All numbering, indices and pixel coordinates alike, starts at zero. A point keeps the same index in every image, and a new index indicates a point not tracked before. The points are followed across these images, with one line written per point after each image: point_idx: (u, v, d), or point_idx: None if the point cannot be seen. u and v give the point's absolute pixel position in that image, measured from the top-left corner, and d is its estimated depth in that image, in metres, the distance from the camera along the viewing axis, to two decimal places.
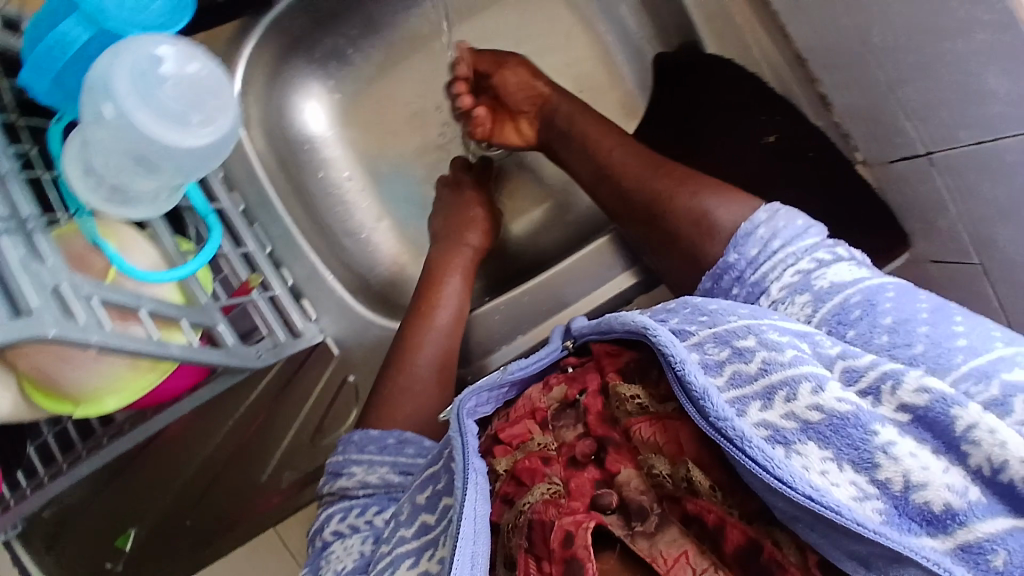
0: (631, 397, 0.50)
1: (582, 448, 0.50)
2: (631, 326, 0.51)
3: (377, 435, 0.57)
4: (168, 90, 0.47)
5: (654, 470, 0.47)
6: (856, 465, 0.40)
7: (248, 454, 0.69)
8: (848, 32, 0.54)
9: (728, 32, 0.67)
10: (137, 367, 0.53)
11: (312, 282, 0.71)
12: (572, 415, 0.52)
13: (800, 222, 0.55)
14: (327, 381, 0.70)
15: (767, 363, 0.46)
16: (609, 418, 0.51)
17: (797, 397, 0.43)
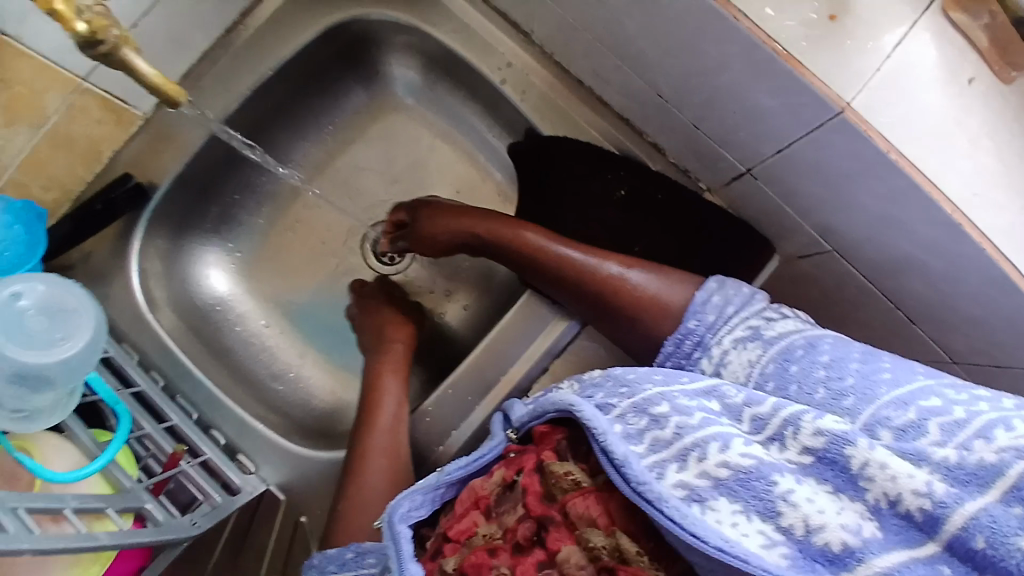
0: (565, 474, 0.49)
1: (523, 530, 0.48)
2: (562, 406, 0.52)
3: (334, 553, 0.58)
4: (31, 316, 0.50)
5: (590, 544, 0.45)
6: (764, 516, 0.42)
7: None
8: (644, 89, 0.64)
9: (554, 112, 0.73)
10: (81, 561, 0.55)
11: (244, 436, 0.71)
12: (512, 499, 0.51)
13: (746, 290, 0.61)
14: (282, 527, 0.71)
15: (680, 428, 0.47)
16: (547, 495, 0.49)
17: (707, 455, 0.45)
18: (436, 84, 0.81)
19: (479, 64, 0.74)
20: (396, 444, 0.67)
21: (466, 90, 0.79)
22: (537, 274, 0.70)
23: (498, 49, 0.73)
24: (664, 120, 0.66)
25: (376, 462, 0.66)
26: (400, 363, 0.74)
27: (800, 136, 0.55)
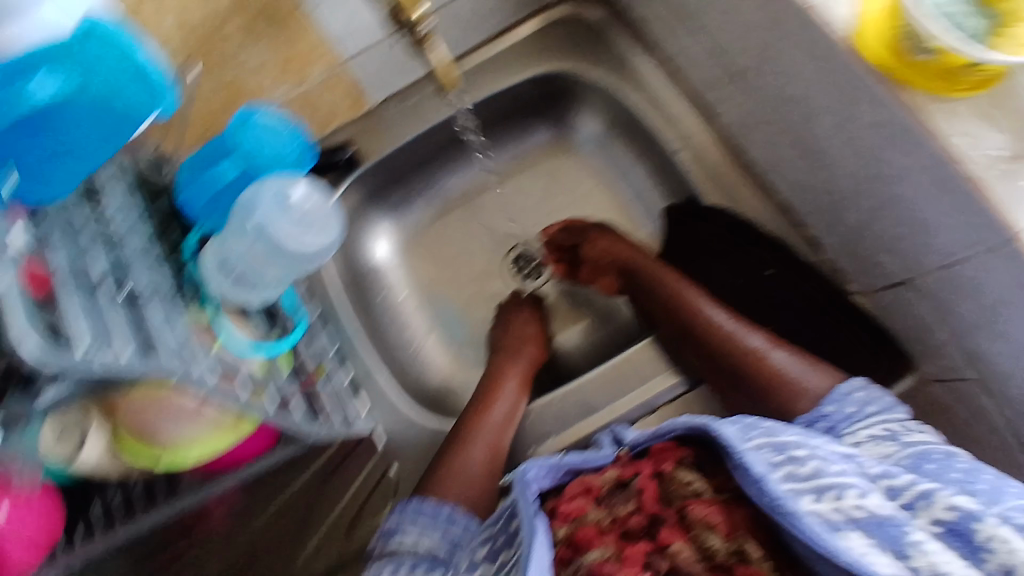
0: (689, 482, 0.48)
1: (635, 522, 0.47)
2: (694, 423, 0.49)
3: (433, 506, 0.63)
4: (295, 213, 0.58)
5: (706, 543, 0.44)
6: (895, 554, 0.41)
7: (283, 547, 0.72)
8: (818, 184, 0.71)
9: (723, 187, 0.80)
10: (221, 429, 0.61)
11: (368, 378, 0.81)
12: (624, 496, 0.49)
13: (888, 398, 0.59)
14: (369, 473, 0.79)
15: (820, 468, 0.45)
16: (665, 499, 0.48)
17: (845, 496, 0.43)
18: (616, 138, 0.91)
19: (663, 131, 0.83)
20: (501, 434, 0.72)
21: (642, 151, 0.89)
22: (670, 318, 0.76)
23: (683, 123, 0.83)
24: (826, 219, 0.71)
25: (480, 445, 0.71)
26: (525, 368, 0.79)
27: (963, 256, 0.58)
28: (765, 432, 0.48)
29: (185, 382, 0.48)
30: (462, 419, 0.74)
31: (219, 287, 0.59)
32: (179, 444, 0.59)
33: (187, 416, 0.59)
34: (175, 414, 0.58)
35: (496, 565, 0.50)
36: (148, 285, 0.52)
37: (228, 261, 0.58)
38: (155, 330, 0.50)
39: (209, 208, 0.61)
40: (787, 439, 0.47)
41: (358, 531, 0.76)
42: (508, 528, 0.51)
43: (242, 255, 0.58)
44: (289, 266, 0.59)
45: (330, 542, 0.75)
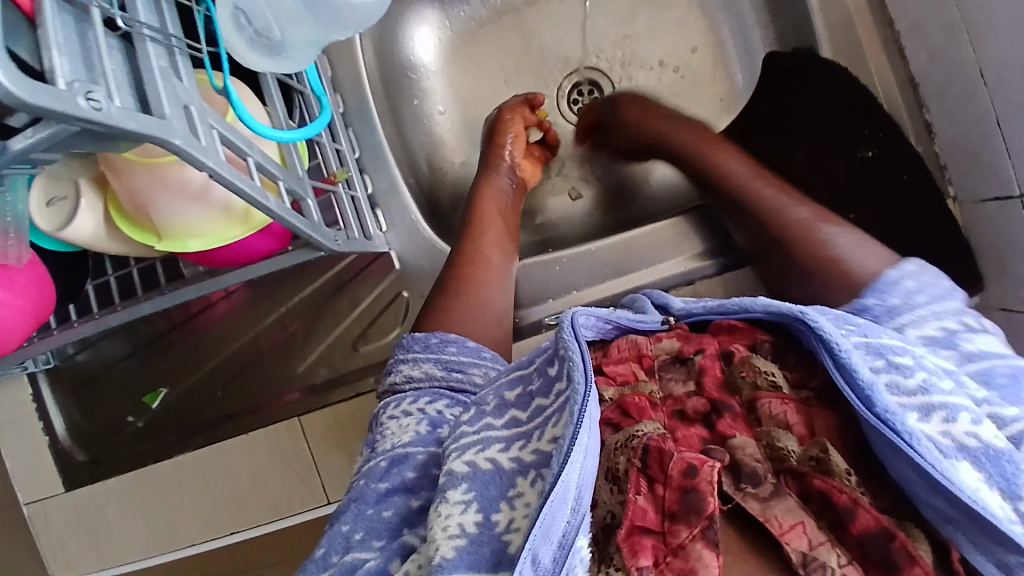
0: (766, 372, 0.41)
1: (694, 405, 0.42)
2: (781, 310, 0.42)
3: (421, 335, 0.54)
4: None
5: (776, 444, 0.38)
6: (1004, 493, 0.34)
7: (288, 348, 0.74)
8: (964, 60, 0.58)
9: (845, 42, 0.68)
10: (226, 216, 0.54)
11: (389, 195, 0.71)
12: (682, 371, 0.44)
13: (947, 285, 0.50)
14: (380, 295, 0.72)
15: (927, 381, 0.38)
16: (729, 385, 0.42)
17: (956, 418, 0.36)
18: None
19: None
20: (503, 268, 0.63)
21: None
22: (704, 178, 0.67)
23: None
24: (960, 105, 0.60)
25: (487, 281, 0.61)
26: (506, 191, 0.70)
27: None
28: (861, 331, 0.41)
29: (189, 152, 0.40)
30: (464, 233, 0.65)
31: (240, 46, 0.46)
32: (180, 225, 0.53)
33: (189, 194, 0.52)
34: (176, 191, 0.51)
35: (529, 411, 0.43)
36: (149, 22, 0.42)
37: (253, 10, 0.45)
38: (157, 79, 0.40)
39: None
40: (887, 342, 0.40)
41: (364, 349, 0.73)
42: (547, 371, 0.44)
43: (272, 4, 0.46)
44: (330, 23, 0.49)
45: (335, 350, 0.73)
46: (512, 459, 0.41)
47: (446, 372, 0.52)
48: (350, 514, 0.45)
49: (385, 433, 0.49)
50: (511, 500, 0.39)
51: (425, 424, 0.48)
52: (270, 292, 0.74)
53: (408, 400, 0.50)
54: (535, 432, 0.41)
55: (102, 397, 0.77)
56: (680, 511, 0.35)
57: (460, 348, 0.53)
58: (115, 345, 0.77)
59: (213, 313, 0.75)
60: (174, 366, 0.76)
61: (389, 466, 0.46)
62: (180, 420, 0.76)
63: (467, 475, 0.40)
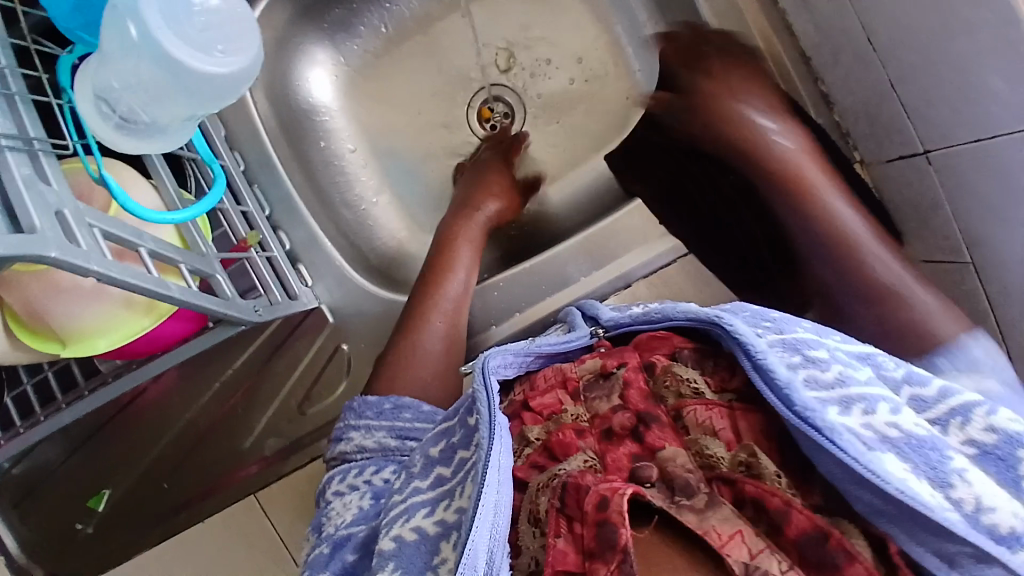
0: (687, 379, 0.41)
1: (619, 420, 0.41)
2: (697, 315, 0.41)
3: (374, 401, 0.53)
4: (197, 18, 0.43)
5: (706, 451, 0.38)
6: (934, 482, 0.33)
7: (231, 423, 0.71)
8: (848, 28, 0.59)
9: (733, 23, 0.67)
10: (131, 309, 0.51)
11: (309, 248, 0.69)
12: (606, 386, 0.43)
13: None
14: (319, 350, 0.70)
15: (845, 374, 0.37)
16: (654, 395, 0.42)
17: (875, 410, 0.36)
18: None
19: None
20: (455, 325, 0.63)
21: None
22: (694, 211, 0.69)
23: None
24: (856, 71, 0.60)
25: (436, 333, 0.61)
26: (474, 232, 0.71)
27: (1007, 132, 0.49)
28: (775, 326, 0.40)
29: (68, 261, 0.38)
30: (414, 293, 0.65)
31: (108, 132, 0.44)
32: (82, 327, 0.50)
33: (85, 294, 0.49)
34: (71, 293, 0.49)
35: (453, 466, 0.41)
36: (3, 130, 0.40)
37: (114, 96, 0.43)
38: (22, 191, 0.38)
39: (81, 17, 0.46)
40: (801, 335, 0.39)
41: (311, 410, 0.70)
42: (466, 422, 0.42)
43: (128, 85, 0.43)
44: (202, 95, 0.45)
45: (281, 417, 0.71)
46: (436, 523, 0.39)
47: (399, 439, 0.51)
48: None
49: (330, 514, 0.47)
50: (437, 569, 0.37)
51: (367, 497, 0.46)
52: (198, 370, 0.71)
53: (351, 474, 0.49)
54: (455, 489, 0.40)
55: (46, 509, 0.73)
56: (597, 548, 0.34)
57: (415, 413, 0.52)
58: (50, 452, 0.73)
59: (146, 401, 0.71)
60: (116, 464, 0.72)
61: (333, 551, 0.43)
62: (132, 518, 0.73)
63: (394, 551, 0.39)
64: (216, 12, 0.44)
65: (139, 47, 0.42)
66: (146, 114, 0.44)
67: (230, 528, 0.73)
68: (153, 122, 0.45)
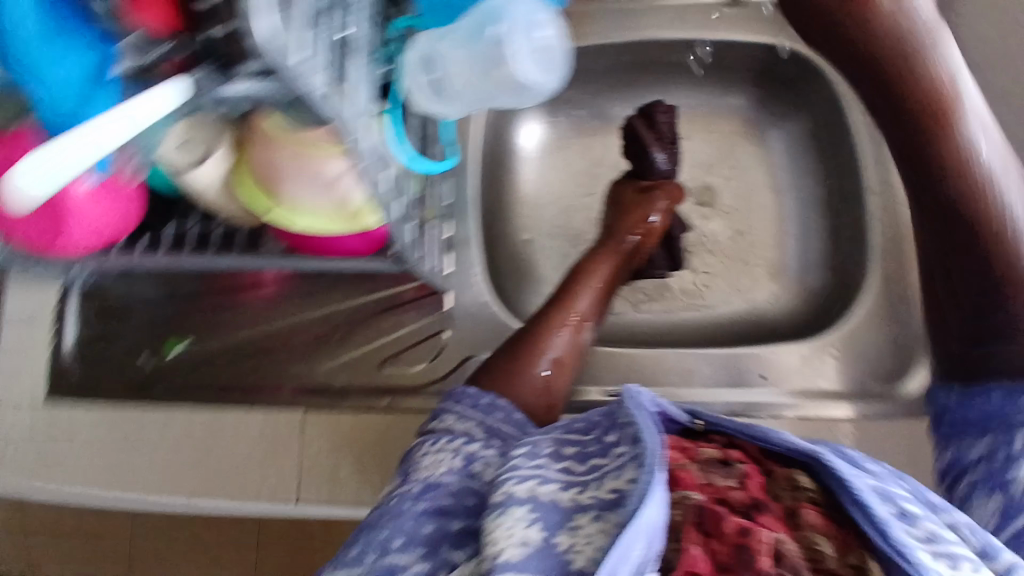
0: (806, 490, 0.44)
1: (737, 497, 0.43)
2: (803, 448, 0.44)
3: (473, 394, 0.59)
4: (532, 46, 0.55)
5: (816, 547, 0.40)
6: None
7: (317, 347, 0.78)
8: None
9: (892, 253, 0.75)
10: (333, 211, 0.60)
11: (464, 242, 0.78)
12: (727, 471, 0.46)
13: None
14: (426, 324, 0.77)
15: (932, 533, 0.42)
16: (771, 493, 0.44)
17: (961, 567, 0.40)
18: (810, 150, 0.86)
19: (869, 169, 0.78)
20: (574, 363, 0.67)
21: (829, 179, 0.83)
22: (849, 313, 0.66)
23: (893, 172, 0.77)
24: None
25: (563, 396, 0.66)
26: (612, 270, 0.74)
27: None
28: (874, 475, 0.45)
29: None
30: (540, 310, 0.69)
31: (416, 86, 0.53)
32: (295, 202, 0.59)
33: (318, 181, 0.57)
34: (306, 175, 0.57)
35: (585, 467, 0.47)
36: (362, 33, 0.48)
37: (441, 62, 0.53)
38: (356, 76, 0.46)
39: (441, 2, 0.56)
40: (896, 492, 0.44)
41: (388, 369, 0.76)
42: (605, 440, 0.48)
43: (457, 67, 0.53)
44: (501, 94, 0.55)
45: (362, 363, 0.77)
46: (569, 498, 0.44)
47: (485, 433, 0.56)
48: (394, 521, 0.48)
49: (420, 465, 0.53)
50: (571, 529, 0.41)
51: (461, 459, 0.53)
52: (318, 293, 0.79)
53: (443, 441, 0.55)
54: (591, 481, 0.45)
55: (124, 335, 0.80)
56: (734, 565, 0.39)
57: (506, 416, 0.58)
58: (159, 290, 0.81)
59: (260, 292, 0.80)
60: (206, 326, 0.80)
61: (423, 489, 0.50)
62: (187, 377, 0.78)
63: (530, 498, 0.43)
64: (549, 41, 0.56)
65: (484, 48, 0.53)
66: (456, 85, 0.54)
67: (262, 431, 0.73)
68: (456, 94, 0.54)
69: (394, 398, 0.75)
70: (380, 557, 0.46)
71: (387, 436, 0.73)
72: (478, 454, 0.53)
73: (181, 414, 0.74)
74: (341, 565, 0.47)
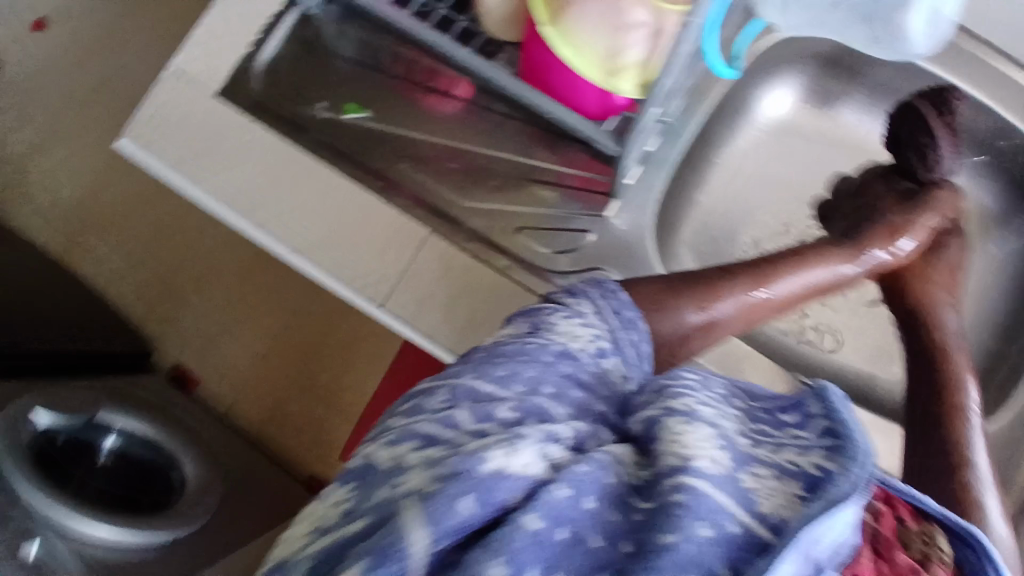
0: (934, 552, 0.41)
1: (881, 548, 0.40)
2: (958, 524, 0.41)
3: (623, 300, 0.50)
4: None
5: None
6: None
7: (471, 181, 0.77)
8: None
9: None
10: (605, 59, 0.55)
11: (656, 165, 0.76)
12: (864, 511, 0.41)
13: None
14: (578, 217, 0.76)
15: None
16: (902, 542, 0.41)
17: None
18: None
19: None
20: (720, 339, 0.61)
21: None
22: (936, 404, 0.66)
23: None
24: None
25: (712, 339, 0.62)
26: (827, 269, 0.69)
27: None
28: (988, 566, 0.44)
29: None
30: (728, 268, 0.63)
31: None
32: (577, 31, 0.55)
33: (612, 21, 0.54)
34: (606, 11, 0.53)
35: (755, 425, 0.41)
36: None
37: None
38: None
39: None
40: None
41: (522, 236, 0.75)
42: (777, 414, 0.43)
43: None
44: None
45: (503, 218, 0.75)
46: (749, 444, 0.38)
47: (618, 343, 0.46)
48: (533, 367, 0.40)
49: (554, 327, 0.44)
50: (758, 475, 0.36)
51: (599, 349, 0.45)
52: (500, 134, 0.78)
53: (577, 320, 0.46)
54: (769, 442, 0.39)
55: (311, 71, 0.79)
56: None
57: (640, 342, 0.48)
58: (363, 47, 0.80)
59: (451, 103, 0.79)
60: (386, 105, 0.79)
61: (562, 353, 0.42)
62: (344, 140, 0.77)
63: (717, 424, 0.37)
64: None
65: None
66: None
67: (388, 228, 0.74)
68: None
69: (513, 264, 0.74)
70: (523, 395, 0.38)
71: (492, 293, 0.73)
72: (613, 353, 0.45)
73: (328, 171, 0.74)
74: (448, 395, 0.38)
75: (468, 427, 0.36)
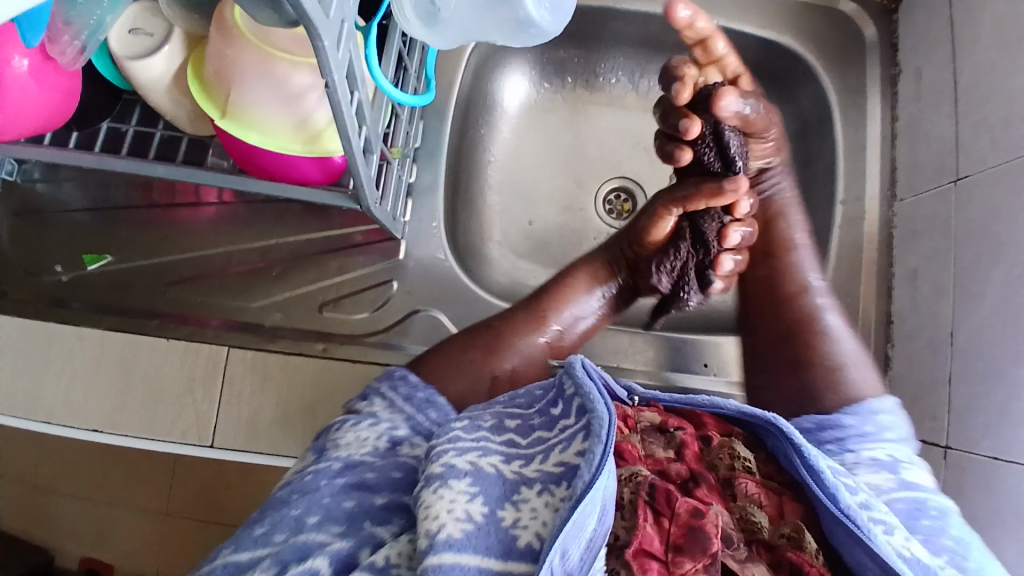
0: (741, 457, 0.47)
1: (675, 469, 0.45)
2: (752, 412, 0.45)
3: (413, 383, 0.54)
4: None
5: (752, 518, 0.42)
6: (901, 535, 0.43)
7: (253, 280, 0.73)
8: (938, 321, 0.68)
9: (848, 264, 0.76)
10: (291, 129, 0.54)
11: (426, 192, 0.75)
12: (662, 440, 0.48)
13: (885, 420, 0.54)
14: (374, 271, 0.73)
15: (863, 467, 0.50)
16: (708, 465, 0.46)
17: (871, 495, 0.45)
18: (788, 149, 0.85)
19: (840, 178, 0.78)
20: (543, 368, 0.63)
21: (802, 182, 0.82)
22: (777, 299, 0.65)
23: (863, 184, 0.77)
24: (923, 352, 0.69)
25: (512, 355, 0.61)
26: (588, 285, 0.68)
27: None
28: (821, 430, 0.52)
29: (327, 55, 0.40)
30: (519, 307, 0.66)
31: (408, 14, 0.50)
32: (250, 113, 0.53)
33: (279, 93, 0.51)
34: (266, 86, 0.51)
35: (528, 439, 0.44)
36: None
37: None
38: None
39: None
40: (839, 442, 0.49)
41: (327, 313, 0.72)
42: (549, 412, 0.47)
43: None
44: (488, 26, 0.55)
45: (300, 303, 0.72)
46: (513, 470, 0.41)
47: (411, 428, 0.51)
48: (303, 501, 0.43)
49: (340, 443, 0.48)
50: (516, 503, 0.39)
51: (385, 441, 0.48)
52: (264, 222, 0.74)
53: (366, 423, 0.50)
54: (537, 455, 0.43)
55: (45, 238, 0.73)
56: (686, 544, 0.38)
57: (439, 417, 0.53)
58: (87, 192, 0.74)
59: (201, 211, 0.74)
60: (134, 240, 0.74)
61: (342, 468, 0.46)
62: (104, 293, 0.72)
63: (471, 472, 0.40)
64: None
65: None
66: (448, 14, 0.52)
67: (181, 363, 0.69)
68: (446, 25, 0.53)
69: (328, 344, 0.71)
70: (291, 536, 0.41)
71: (319, 382, 0.69)
72: (402, 437, 0.49)
73: (96, 332, 0.69)
74: (244, 544, 0.42)
75: (259, 571, 0.39)
